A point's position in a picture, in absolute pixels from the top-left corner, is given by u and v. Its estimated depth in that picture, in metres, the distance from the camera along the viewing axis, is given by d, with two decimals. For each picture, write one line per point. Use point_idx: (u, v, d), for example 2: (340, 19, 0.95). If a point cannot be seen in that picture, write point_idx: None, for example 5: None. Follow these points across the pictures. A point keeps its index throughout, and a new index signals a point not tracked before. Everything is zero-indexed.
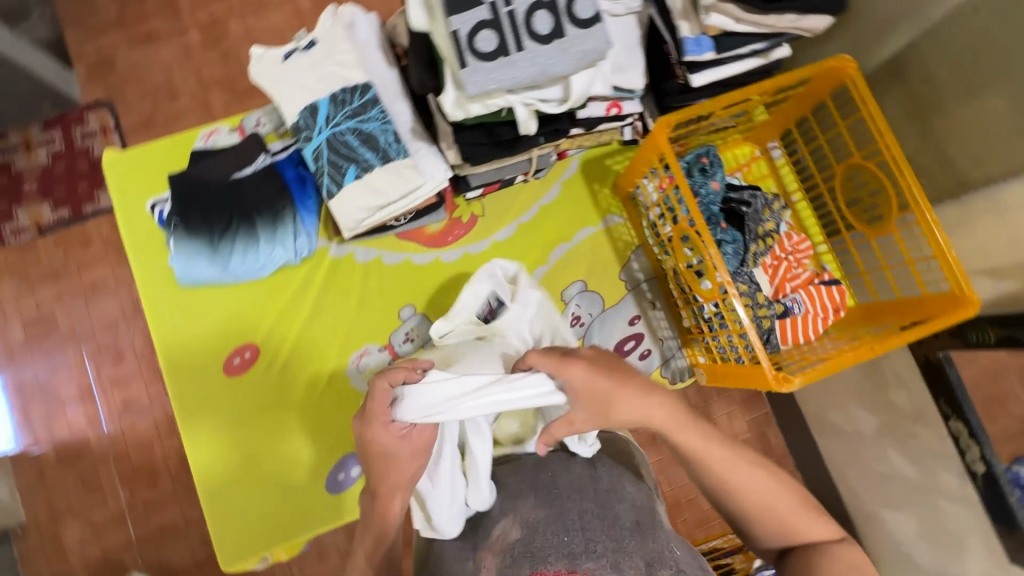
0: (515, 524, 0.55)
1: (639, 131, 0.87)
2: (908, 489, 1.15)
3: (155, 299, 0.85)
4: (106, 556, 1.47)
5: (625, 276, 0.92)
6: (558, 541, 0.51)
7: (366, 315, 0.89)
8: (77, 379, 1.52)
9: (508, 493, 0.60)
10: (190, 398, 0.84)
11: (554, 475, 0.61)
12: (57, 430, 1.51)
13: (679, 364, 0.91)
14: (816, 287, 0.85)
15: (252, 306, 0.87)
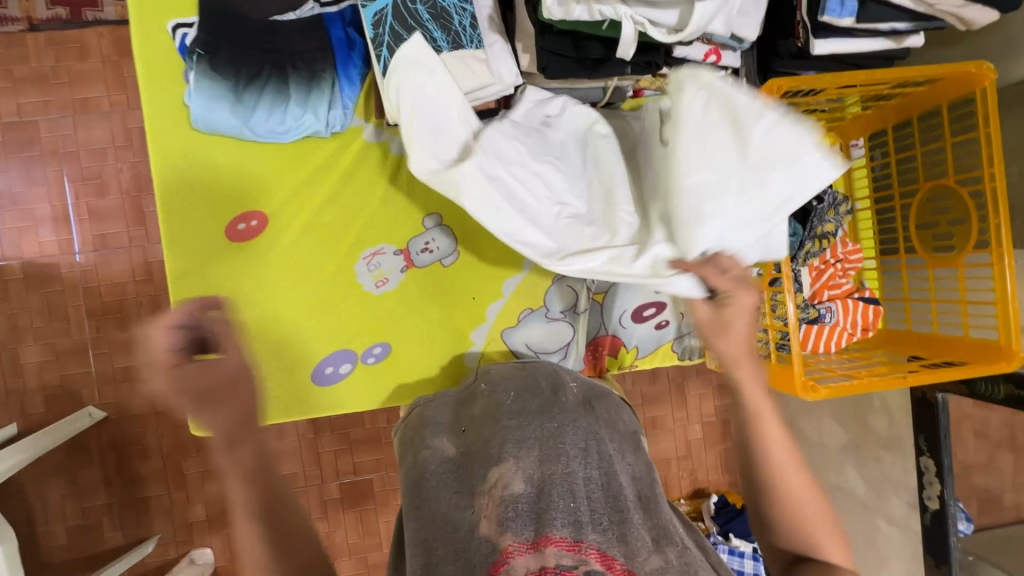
0: (519, 476, 0.57)
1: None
2: (855, 504, 1.20)
3: (162, 136, 0.77)
4: (64, 384, 1.45)
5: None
6: (566, 506, 0.54)
7: (389, 211, 0.82)
8: (55, 201, 1.43)
9: (512, 438, 0.62)
10: (184, 254, 0.78)
11: (560, 429, 0.64)
12: (25, 248, 1.43)
13: (690, 343, 0.88)
14: (854, 301, 0.82)
15: (270, 172, 0.80)
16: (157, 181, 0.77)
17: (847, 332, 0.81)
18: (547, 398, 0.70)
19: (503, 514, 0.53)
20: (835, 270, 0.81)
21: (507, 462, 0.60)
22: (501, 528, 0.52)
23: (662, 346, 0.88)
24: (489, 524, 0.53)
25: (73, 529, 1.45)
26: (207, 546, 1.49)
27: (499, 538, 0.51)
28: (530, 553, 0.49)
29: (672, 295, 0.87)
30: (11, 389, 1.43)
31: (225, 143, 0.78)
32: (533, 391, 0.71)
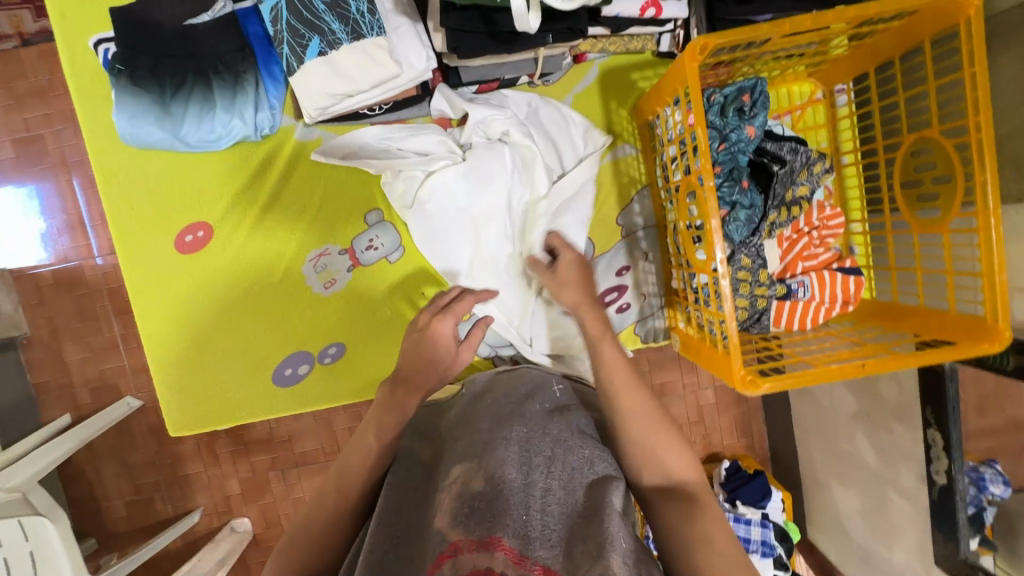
0: (477, 477, 0.53)
1: (678, 43, 0.73)
2: (867, 474, 1.14)
3: (105, 157, 0.78)
4: (104, 377, 1.59)
5: (623, 221, 0.81)
6: (519, 515, 0.49)
7: (332, 212, 0.81)
8: (70, 209, 1.53)
9: (476, 443, 0.58)
10: (141, 271, 0.80)
11: (526, 435, 0.59)
12: (52, 255, 1.55)
13: (655, 324, 0.83)
14: (832, 272, 0.74)
15: (209, 180, 0.80)
16: (106, 202, 0.79)
17: (825, 307, 0.74)
18: (524, 402, 0.66)
19: (458, 511, 0.49)
20: (810, 239, 0.74)
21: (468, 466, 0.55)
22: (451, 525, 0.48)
23: (623, 331, 0.83)
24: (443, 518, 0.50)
25: (130, 504, 1.63)
26: (245, 516, 1.64)
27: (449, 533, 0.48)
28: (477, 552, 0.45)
29: (633, 277, 0.81)
30: (61, 384, 1.58)
31: (163, 158, 0.79)
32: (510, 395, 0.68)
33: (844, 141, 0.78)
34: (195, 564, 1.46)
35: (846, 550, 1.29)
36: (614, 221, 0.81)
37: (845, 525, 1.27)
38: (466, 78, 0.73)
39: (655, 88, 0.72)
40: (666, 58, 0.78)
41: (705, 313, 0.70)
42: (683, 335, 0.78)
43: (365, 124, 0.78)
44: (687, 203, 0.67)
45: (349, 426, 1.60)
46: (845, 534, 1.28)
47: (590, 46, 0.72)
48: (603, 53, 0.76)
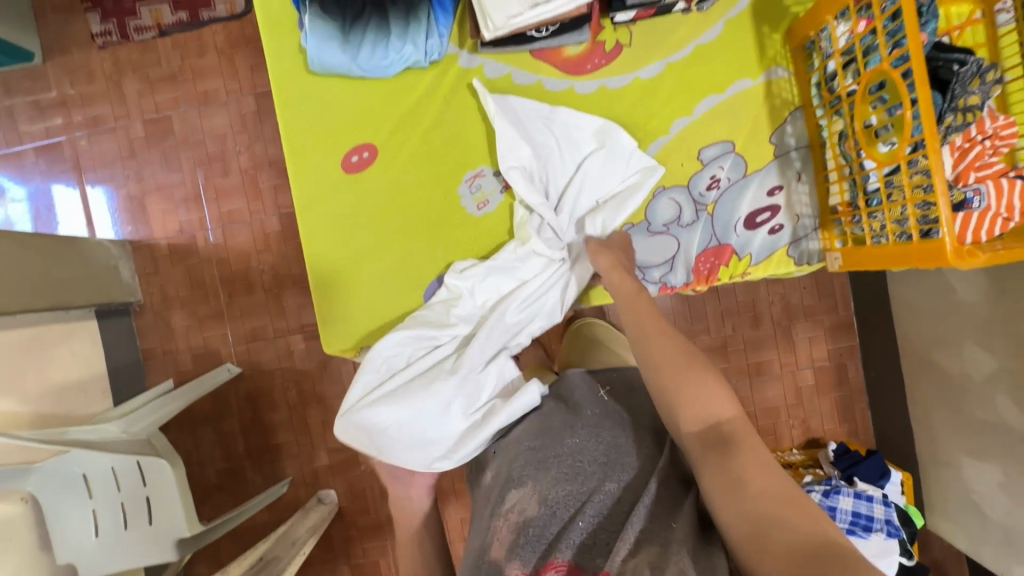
0: (531, 498, 0.70)
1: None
2: (1012, 440, 1.07)
3: (284, 85, 0.86)
4: (207, 344, 1.65)
5: (775, 140, 0.85)
6: (570, 527, 0.66)
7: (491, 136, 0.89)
8: (188, 184, 1.64)
9: (532, 459, 0.75)
10: (308, 189, 0.88)
11: (577, 448, 0.74)
12: (168, 228, 1.65)
13: (810, 246, 0.87)
14: (1009, 180, 0.72)
15: (377, 106, 0.87)
16: (281, 126, 0.87)
17: (1001, 218, 0.72)
18: (573, 415, 0.80)
19: (513, 543, 0.67)
20: (983, 147, 0.72)
21: (523, 486, 0.72)
22: (507, 558, 0.65)
23: (777, 252, 0.88)
24: (500, 550, 0.67)
25: (221, 471, 1.66)
26: (331, 489, 1.64)
27: (506, 566, 0.65)
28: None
29: (785, 197, 0.86)
30: (166, 350, 1.65)
31: (335, 83, 0.87)
32: (561, 408, 0.82)
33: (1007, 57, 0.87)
34: (288, 527, 1.46)
35: (981, 535, 1.19)
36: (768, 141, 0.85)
37: (981, 505, 1.18)
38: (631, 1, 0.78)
39: (817, 5, 0.75)
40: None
41: (885, 214, 0.72)
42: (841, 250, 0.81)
43: (523, 51, 0.87)
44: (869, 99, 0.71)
45: None
46: (981, 516, 1.19)
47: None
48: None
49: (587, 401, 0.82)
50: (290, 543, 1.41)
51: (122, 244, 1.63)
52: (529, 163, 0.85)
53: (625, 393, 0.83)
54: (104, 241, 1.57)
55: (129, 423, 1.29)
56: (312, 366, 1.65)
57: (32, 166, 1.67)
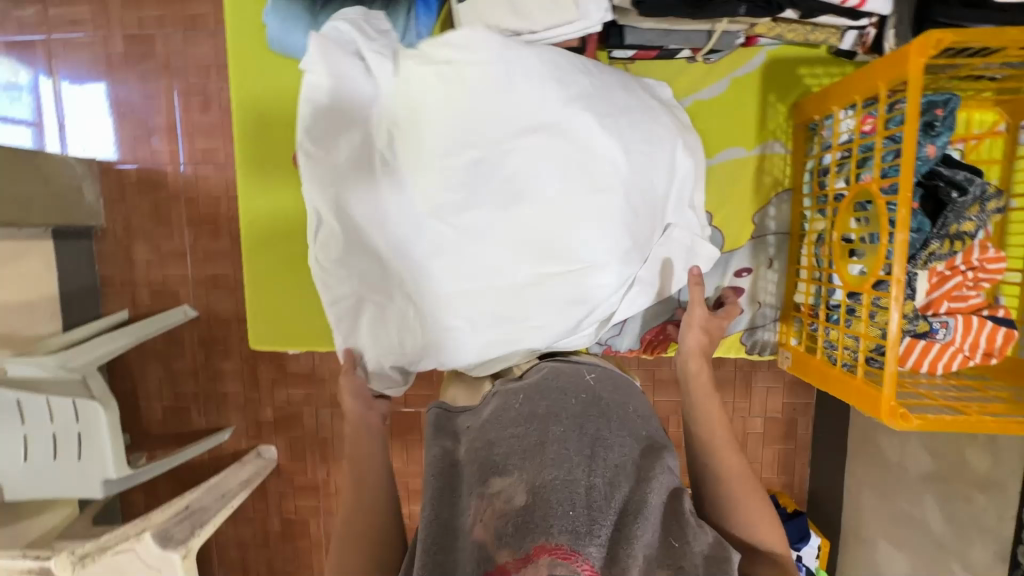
0: (519, 486, 0.60)
1: (864, 43, 0.76)
2: (927, 541, 1.08)
3: (244, 64, 0.88)
4: (165, 282, 1.62)
5: (756, 220, 0.84)
6: (567, 517, 0.57)
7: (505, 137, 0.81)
8: (164, 112, 1.55)
9: (515, 444, 0.65)
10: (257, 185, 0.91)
11: (565, 435, 0.65)
12: (140, 155, 1.58)
13: (765, 336, 0.87)
14: (979, 318, 0.69)
15: None
16: (238, 123, 0.91)
17: (962, 356, 0.68)
18: (556, 395, 0.71)
19: (499, 527, 0.57)
20: (963, 279, 0.68)
21: (507, 471, 0.62)
22: (496, 544, 0.57)
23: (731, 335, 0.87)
24: (483, 535, 0.58)
25: (166, 408, 1.67)
26: (272, 445, 1.67)
27: (495, 553, 0.56)
28: (525, 569, 0.54)
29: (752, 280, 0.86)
30: (124, 280, 1.62)
31: (297, 70, 0.88)
32: (541, 384, 0.74)
33: (1016, 181, 0.83)
34: (220, 479, 1.48)
35: None
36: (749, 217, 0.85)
37: None
38: (628, 40, 0.77)
39: (827, 88, 0.70)
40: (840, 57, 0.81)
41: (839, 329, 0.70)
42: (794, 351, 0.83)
43: None
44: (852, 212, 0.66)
45: None
46: None
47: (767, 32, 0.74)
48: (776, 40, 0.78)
49: (571, 386, 0.74)
50: (219, 495, 1.43)
51: (89, 164, 1.56)
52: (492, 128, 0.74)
53: (609, 384, 0.77)
54: (69, 158, 1.50)
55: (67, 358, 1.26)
56: None
57: (3, 63, 1.57)
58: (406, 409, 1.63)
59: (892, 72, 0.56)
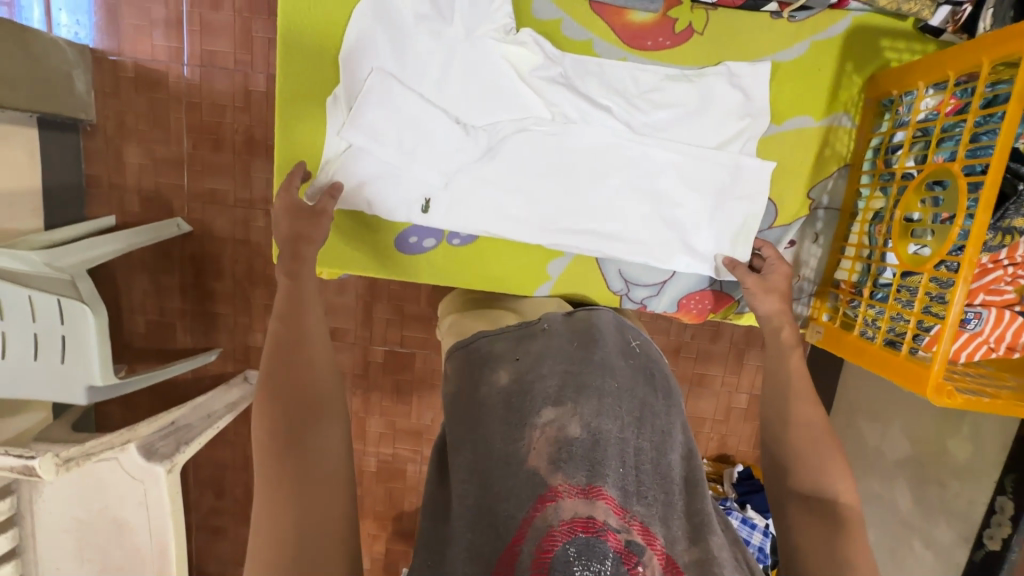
0: (575, 426, 0.70)
1: (956, 20, 0.87)
2: (894, 518, 1.15)
3: None
4: (158, 191, 1.53)
5: (813, 194, 0.99)
6: (617, 468, 0.67)
7: (581, 68, 0.93)
8: (170, 5, 1.43)
9: (571, 389, 0.74)
10: (293, 113, 0.97)
11: (619, 393, 0.75)
12: (138, 49, 1.45)
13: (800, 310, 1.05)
14: (1010, 312, 0.80)
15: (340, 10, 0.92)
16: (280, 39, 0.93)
17: (986, 346, 0.81)
18: (612, 355, 0.81)
19: (555, 456, 0.67)
20: (1003, 273, 0.80)
21: (562, 411, 0.71)
22: (551, 471, 0.66)
23: None
24: (539, 461, 0.67)
25: (151, 322, 1.61)
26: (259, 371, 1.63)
27: (550, 479, 0.65)
28: (578, 497, 0.64)
29: (797, 251, 1.01)
30: (112, 183, 1.52)
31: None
32: (595, 341, 0.83)
33: None
34: (207, 399, 1.45)
35: None
36: (806, 192, 0.98)
37: None
38: None
39: (907, 68, 0.86)
40: (924, 34, 0.91)
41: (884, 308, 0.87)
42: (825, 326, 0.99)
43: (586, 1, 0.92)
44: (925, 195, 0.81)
45: (387, 318, 1.60)
46: None
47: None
48: (866, 5, 0.89)
49: (619, 349, 0.84)
50: (205, 414, 1.40)
51: (80, 51, 1.43)
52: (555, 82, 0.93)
53: (650, 352, 0.88)
54: (60, 41, 1.37)
55: (54, 257, 1.21)
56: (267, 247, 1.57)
57: None
58: (402, 349, 1.62)
59: (1003, 48, 0.71)
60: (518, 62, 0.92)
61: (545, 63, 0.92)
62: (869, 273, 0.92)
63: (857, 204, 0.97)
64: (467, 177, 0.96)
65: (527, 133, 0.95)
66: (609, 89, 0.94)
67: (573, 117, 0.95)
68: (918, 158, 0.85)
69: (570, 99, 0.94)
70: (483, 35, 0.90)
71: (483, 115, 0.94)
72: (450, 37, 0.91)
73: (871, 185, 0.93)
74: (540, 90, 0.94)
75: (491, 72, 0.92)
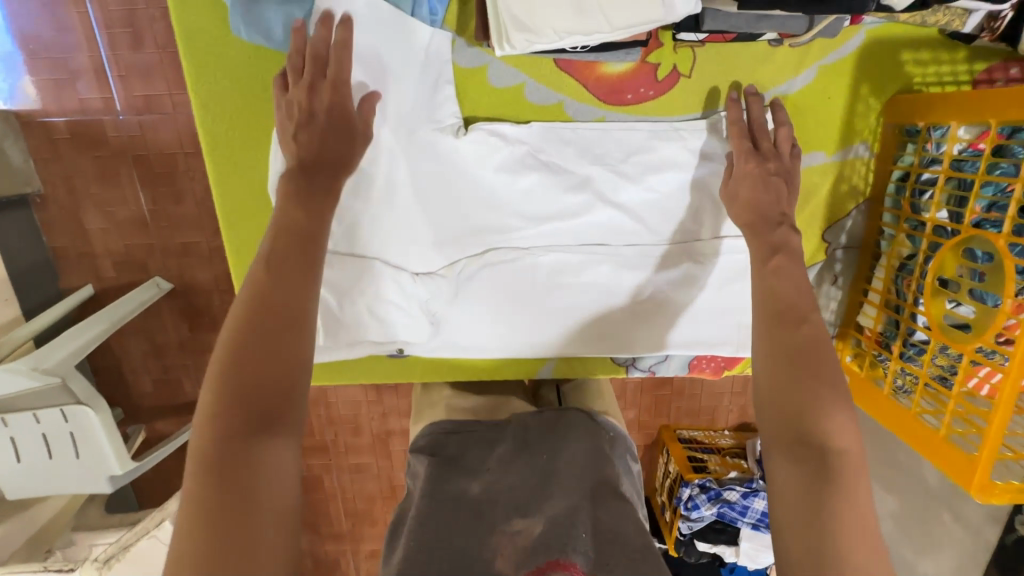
0: (535, 524, 0.72)
1: (992, 29, 0.81)
2: (921, 492, 1.16)
3: (211, 122, 0.91)
4: (130, 252, 1.45)
5: (828, 237, 0.99)
6: (580, 539, 0.69)
7: (546, 145, 0.93)
8: (87, 51, 1.27)
9: (532, 488, 0.78)
10: (244, 232, 0.99)
11: (577, 479, 0.79)
12: (67, 105, 1.32)
13: None
14: None
15: (260, 125, 0.93)
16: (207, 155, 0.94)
17: None
18: (577, 445, 0.85)
19: (522, 559, 0.68)
20: None
21: (524, 512, 0.74)
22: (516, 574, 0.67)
23: None
24: (504, 564, 0.68)
25: (157, 381, 1.60)
26: None
27: None
28: None
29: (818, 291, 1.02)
30: (81, 252, 1.44)
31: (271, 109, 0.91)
32: (566, 435, 0.88)
33: None
34: None
35: None
36: (820, 236, 0.99)
37: None
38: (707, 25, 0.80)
39: (925, 100, 0.85)
40: (956, 40, 0.88)
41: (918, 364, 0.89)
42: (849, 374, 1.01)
43: (545, 61, 0.89)
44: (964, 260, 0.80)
45: None
46: None
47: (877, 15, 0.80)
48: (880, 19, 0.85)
49: (584, 434, 0.89)
50: None
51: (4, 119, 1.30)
52: (527, 155, 0.93)
53: (613, 438, 0.94)
54: None
55: (41, 359, 1.14)
56: None
57: None
58: None
59: None
60: (484, 143, 0.91)
61: (510, 141, 0.92)
62: (896, 329, 0.92)
63: (880, 243, 0.96)
64: (463, 279, 0.99)
65: (501, 223, 0.97)
66: (581, 157, 0.94)
67: (558, 201, 0.96)
68: (948, 210, 0.84)
69: (536, 182, 0.94)
70: (426, 132, 0.89)
71: (463, 214, 0.95)
72: (389, 140, 0.88)
73: (893, 229, 0.93)
74: (514, 178, 0.94)
75: (464, 168, 0.92)
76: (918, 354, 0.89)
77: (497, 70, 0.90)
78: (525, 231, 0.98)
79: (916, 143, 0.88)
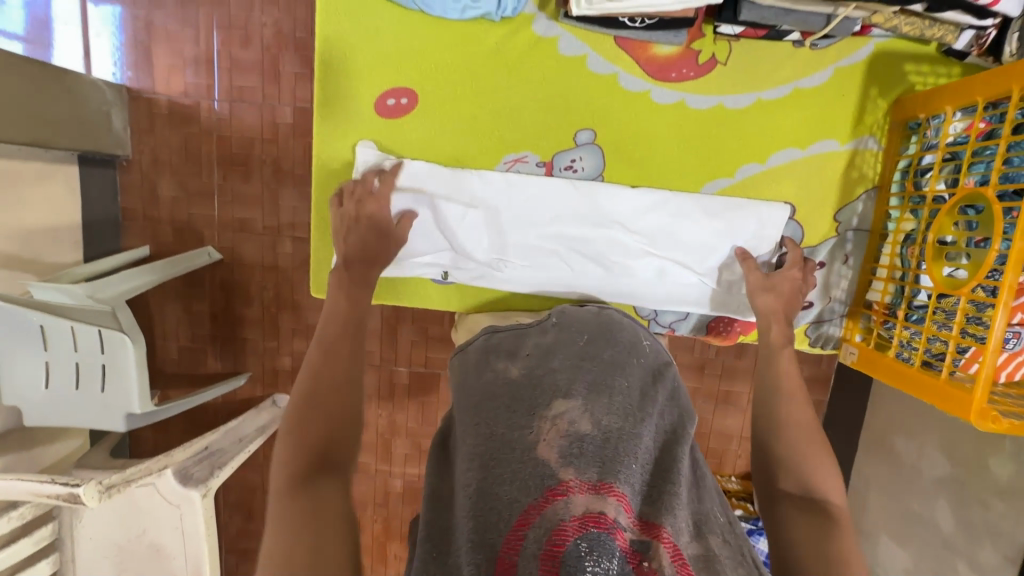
0: (582, 419, 0.69)
1: (979, 43, 0.94)
2: (935, 540, 1.12)
3: (326, 50, 1.05)
4: (191, 221, 1.58)
5: (839, 218, 1.09)
6: (628, 464, 0.65)
7: (603, 112, 1.07)
8: (203, 44, 1.49)
9: (579, 384, 0.74)
10: (332, 150, 1.10)
11: (627, 388, 0.75)
12: (172, 86, 1.52)
13: (832, 331, 1.14)
14: None
15: (362, 58, 1.06)
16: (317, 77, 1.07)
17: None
18: (620, 352, 0.82)
19: (567, 451, 0.65)
20: None
21: (569, 403, 0.70)
22: (562, 464, 0.63)
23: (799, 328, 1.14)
24: (548, 451, 0.65)
25: (184, 348, 1.66)
26: (288, 395, 1.66)
27: (561, 471, 0.62)
28: (588, 493, 0.61)
29: (826, 273, 1.10)
30: (148, 215, 1.58)
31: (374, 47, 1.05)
32: (606, 339, 0.84)
33: None
34: (238, 424, 1.45)
35: None
36: (833, 215, 1.08)
37: None
38: (744, 15, 0.92)
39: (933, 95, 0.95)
40: (949, 57, 1.00)
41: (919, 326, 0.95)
42: (859, 347, 1.08)
43: (605, 37, 1.03)
44: (957, 216, 0.90)
45: (412, 340, 1.62)
46: None
47: (885, 24, 0.92)
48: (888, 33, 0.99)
49: (626, 340, 0.86)
50: (237, 439, 1.41)
51: (117, 90, 1.50)
52: None
53: (659, 353, 0.89)
54: (99, 81, 1.44)
55: (96, 289, 1.23)
56: (294, 272, 1.61)
57: None
58: (427, 369, 1.64)
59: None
60: None
61: None
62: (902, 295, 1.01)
63: (886, 225, 1.06)
64: (524, 215, 1.10)
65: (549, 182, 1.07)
66: None
67: None
68: (947, 181, 0.94)
69: None
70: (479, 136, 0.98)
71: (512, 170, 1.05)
72: None
73: (901, 207, 1.03)
74: None
75: None
76: (923, 316, 0.95)
77: (566, 41, 1.04)
78: (564, 187, 1.08)
79: (918, 135, 1.00)
